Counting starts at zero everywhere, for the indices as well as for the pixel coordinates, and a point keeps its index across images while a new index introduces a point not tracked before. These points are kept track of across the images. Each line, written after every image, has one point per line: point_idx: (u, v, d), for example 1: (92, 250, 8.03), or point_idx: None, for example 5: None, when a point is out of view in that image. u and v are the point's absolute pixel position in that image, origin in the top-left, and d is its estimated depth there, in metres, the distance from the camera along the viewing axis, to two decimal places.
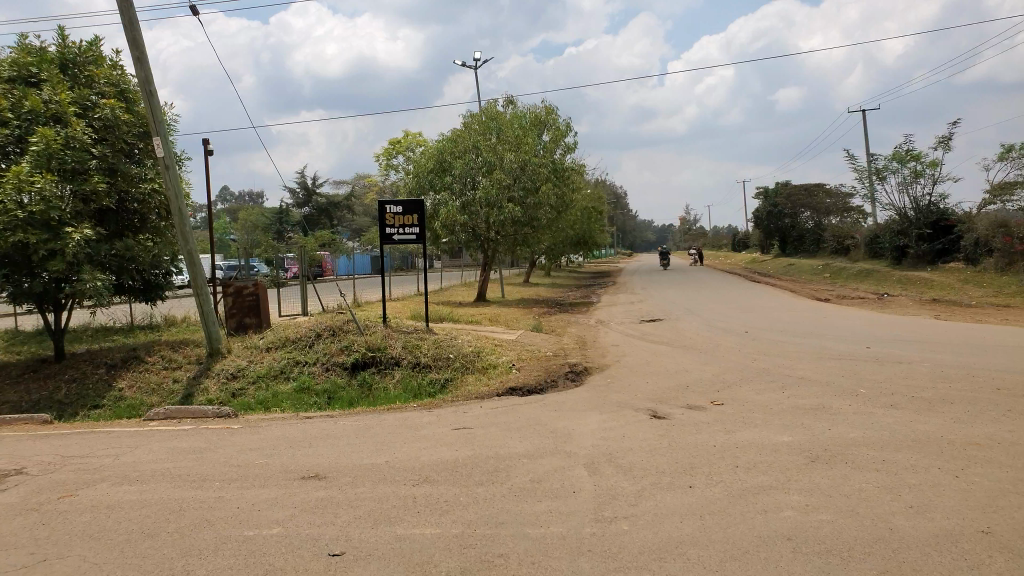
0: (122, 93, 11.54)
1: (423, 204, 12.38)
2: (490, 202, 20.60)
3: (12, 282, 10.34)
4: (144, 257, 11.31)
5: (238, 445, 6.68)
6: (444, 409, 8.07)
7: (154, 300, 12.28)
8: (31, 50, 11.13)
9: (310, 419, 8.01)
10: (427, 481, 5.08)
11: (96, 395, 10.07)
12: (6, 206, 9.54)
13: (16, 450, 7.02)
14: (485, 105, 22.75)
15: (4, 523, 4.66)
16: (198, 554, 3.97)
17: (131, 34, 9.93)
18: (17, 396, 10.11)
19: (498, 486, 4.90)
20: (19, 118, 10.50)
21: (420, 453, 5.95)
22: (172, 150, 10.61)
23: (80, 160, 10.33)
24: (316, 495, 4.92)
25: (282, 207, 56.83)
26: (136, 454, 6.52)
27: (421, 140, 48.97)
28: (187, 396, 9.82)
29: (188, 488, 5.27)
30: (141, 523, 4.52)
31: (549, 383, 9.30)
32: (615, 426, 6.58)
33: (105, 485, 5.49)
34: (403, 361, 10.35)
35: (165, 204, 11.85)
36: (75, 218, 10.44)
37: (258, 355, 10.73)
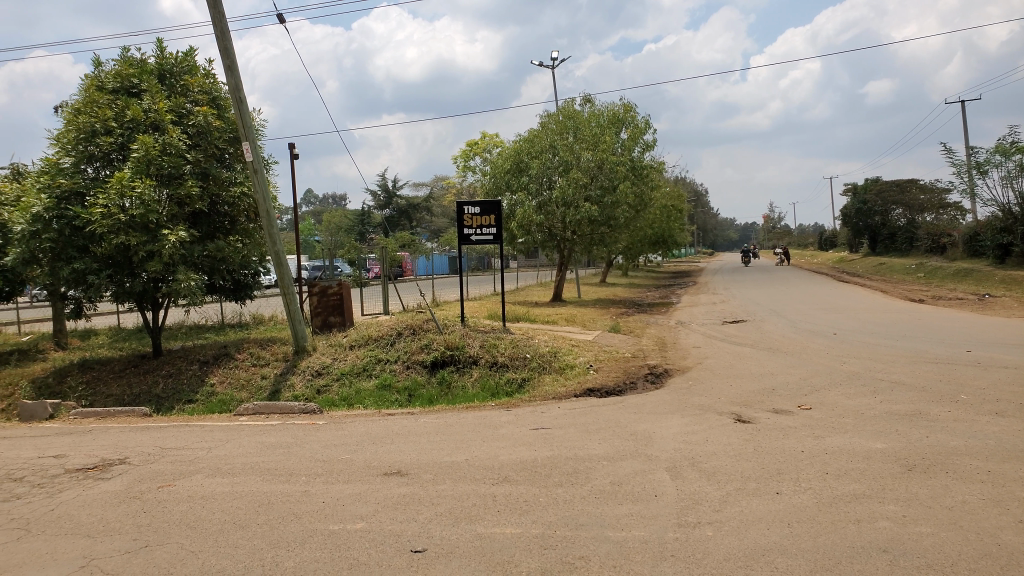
0: (214, 100, 12.04)
1: (500, 205, 12.42)
2: (567, 202, 20.52)
3: (115, 282, 10.95)
4: (235, 257, 11.75)
5: (324, 441, 6.86)
6: (522, 409, 8.10)
7: (243, 299, 12.78)
8: (132, 62, 11.72)
9: (392, 416, 8.17)
10: (507, 481, 5.09)
11: (190, 389, 10.54)
12: (111, 211, 10.13)
13: (121, 441, 7.43)
14: (562, 104, 22.67)
15: (109, 510, 4.93)
16: (286, 546, 4.08)
17: (223, 44, 10.35)
18: (120, 390, 10.71)
19: (577, 487, 4.87)
20: (122, 126, 11.09)
21: (500, 452, 5.97)
22: (261, 154, 10.99)
23: (176, 165, 10.83)
24: (398, 491, 5.01)
25: (364, 210, 58.22)
26: (228, 448, 6.79)
27: (499, 141, 49.29)
28: (275, 392, 10.18)
29: (277, 481, 5.44)
30: (233, 514, 4.69)
31: (628, 384, 9.20)
32: (697, 429, 6.45)
33: (200, 476, 5.73)
34: (481, 360, 10.42)
35: (254, 206, 12.25)
36: (172, 220, 10.94)
37: (342, 352, 11.01)
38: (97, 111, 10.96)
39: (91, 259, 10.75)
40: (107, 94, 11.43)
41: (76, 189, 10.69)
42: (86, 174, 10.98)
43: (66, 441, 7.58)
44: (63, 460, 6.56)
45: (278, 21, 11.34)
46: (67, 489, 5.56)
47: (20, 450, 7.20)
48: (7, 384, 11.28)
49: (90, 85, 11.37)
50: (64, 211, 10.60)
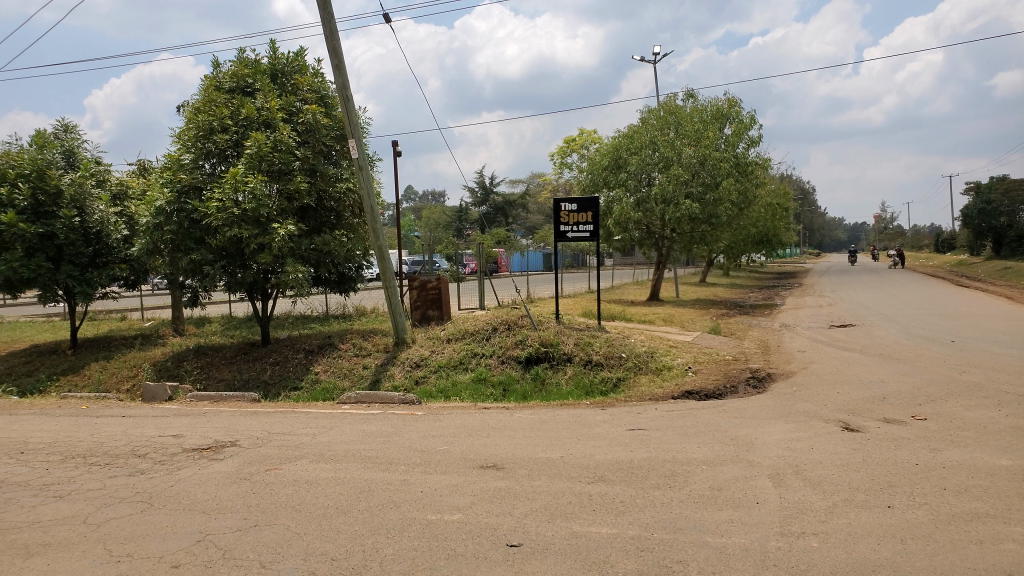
0: (322, 98, 12.46)
1: (598, 202, 12.31)
2: (667, 199, 20.12)
3: (228, 273, 11.53)
4: (340, 251, 12.12)
5: (421, 432, 7.01)
6: (618, 409, 8.03)
7: (347, 292, 13.19)
8: (248, 62, 12.28)
9: (488, 409, 8.27)
10: (603, 480, 5.06)
11: (296, 377, 10.99)
12: (226, 205, 10.67)
13: (233, 424, 7.84)
14: (664, 100, 22.23)
15: (222, 489, 5.20)
16: (386, 533, 4.19)
17: (332, 44, 10.71)
18: (231, 376, 11.30)
19: (675, 490, 4.78)
20: (237, 124, 11.66)
21: (596, 451, 5.93)
22: (366, 151, 11.30)
23: (286, 162, 11.28)
24: (494, 485, 5.05)
25: (462, 207, 59.06)
26: (331, 434, 7.04)
27: (597, 137, 48.88)
28: (375, 381, 10.48)
29: (378, 469, 5.60)
30: (336, 500, 4.85)
31: (728, 388, 8.95)
32: (803, 436, 6.22)
33: (305, 461, 5.96)
34: (576, 358, 10.40)
35: (358, 202, 12.61)
36: (281, 215, 11.40)
37: (440, 346, 11.19)
38: (215, 110, 11.57)
39: (207, 251, 11.36)
40: (224, 94, 12.04)
41: (194, 184, 11.32)
42: (204, 169, 11.60)
43: (184, 422, 8.06)
44: (181, 440, 6.97)
45: (384, 21, 11.64)
46: (185, 467, 5.90)
47: (143, 428, 7.71)
48: (133, 366, 12.12)
49: (209, 86, 12.01)
50: (184, 205, 11.25)
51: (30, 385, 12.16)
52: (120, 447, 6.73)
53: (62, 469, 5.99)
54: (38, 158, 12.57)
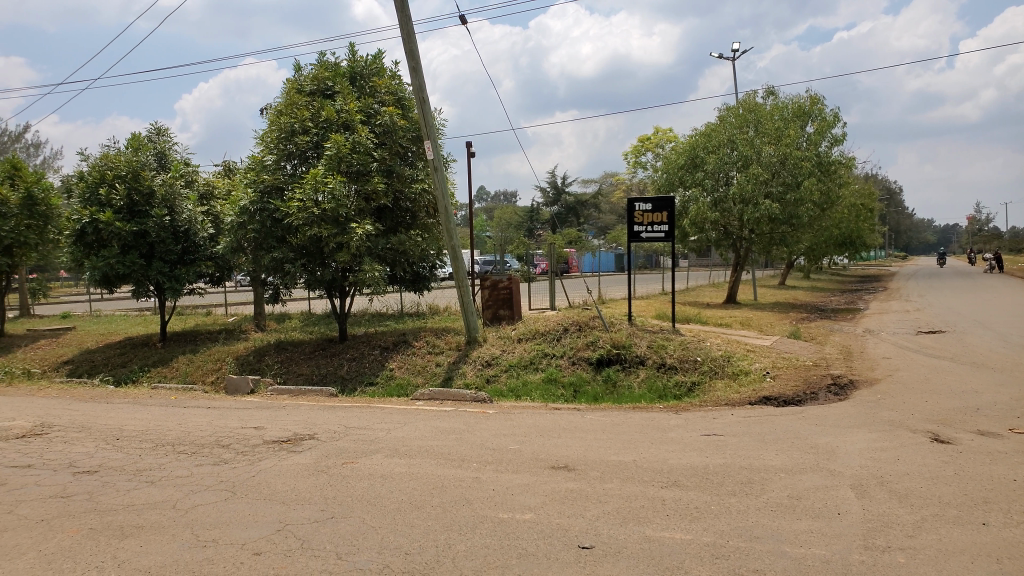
0: (399, 101, 12.66)
1: (673, 201, 12.12)
2: (745, 199, 19.70)
3: (308, 271, 11.87)
4: (415, 250, 12.29)
5: (493, 430, 7.05)
6: (692, 413, 7.89)
7: (421, 290, 13.36)
8: (328, 65, 12.61)
9: (559, 410, 8.26)
10: (677, 485, 4.98)
11: (371, 373, 11.21)
12: (307, 205, 11.00)
13: (311, 418, 8.06)
14: (743, 97, 21.71)
15: (300, 481, 5.35)
16: (458, 530, 4.23)
17: (409, 46, 10.89)
18: (310, 371, 11.62)
19: (752, 498, 4.67)
20: (318, 126, 12.00)
21: (669, 456, 5.84)
22: (442, 152, 11.43)
23: (364, 163, 11.55)
24: (565, 486, 5.04)
25: (533, 207, 59.14)
26: (405, 430, 7.15)
27: (673, 136, 48.12)
28: (447, 378, 10.61)
29: (450, 466, 5.66)
30: (409, 495, 4.92)
31: (808, 395, 8.68)
32: (887, 446, 5.98)
33: (380, 456, 6.08)
34: (648, 360, 10.28)
35: (433, 203, 12.77)
36: (359, 215, 11.64)
37: (511, 345, 11.23)
38: (297, 112, 11.94)
39: (288, 249, 11.71)
40: (306, 97, 12.42)
41: (276, 184, 11.69)
42: (285, 170, 11.97)
43: (265, 414, 8.34)
44: (262, 432, 7.21)
45: (460, 22, 11.77)
46: (266, 458, 6.10)
47: (226, 420, 8.01)
48: (217, 359, 12.61)
49: (291, 89, 12.40)
50: (266, 205, 11.64)
51: (123, 376, 12.82)
52: (205, 437, 7.00)
53: (153, 456, 6.28)
54: (133, 160, 13.26)
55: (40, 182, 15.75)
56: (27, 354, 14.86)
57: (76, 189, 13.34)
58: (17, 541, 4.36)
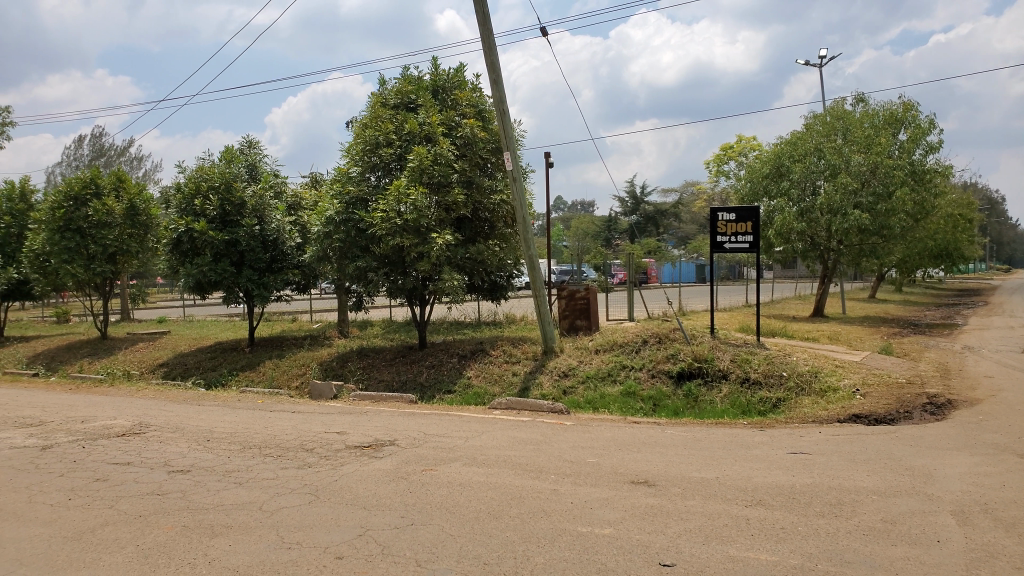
0: (480, 113, 12.77)
1: (758, 211, 11.81)
2: (833, 209, 19.06)
3: (390, 279, 12.15)
4: (493, 260, 12.36)
5: (571, 442, 7.01)
6: (777, 430, 7.63)
7: (499, 300, 13.43)
8: (412, 79, 12.86)
9: (638, 424, 8.14)
10: (761, 504, 4.83)
11: (450, 381, 11.33)
12: (389, 215, 11.24)
13: (391, 423, 8.20)
14: (832, 104, 21.02)
15: (381, 486, 5.44)
16: (536, 541, 4.22)
17: (490, 59, 11.00)
18: (391, 377, 11.86)
19: (842, 520, 4.48)
20: (401, 138, 12.25)
21: (754, 474, 5.67)
22: (521, 163, 11.49)
23: (446, 174, 11.68)
24: (645, 501, 4.95)
25: (612, 216, 58.77)
26: (483, 439, 7.19)
27: (756, 144, 46.91)
28: (524, 388, 10.60)
29: (528, 477, 5.64)
30: (487, 505, 4.93)
31: (901, 414, 8.28)
32: (991, 471, 5.64)
33: (458, 464, 6.12)
34: (731, 375, 10.03)
35: (511, 213, 12.82)
36: (440, 225, 11.79)
37: (589, 356, 11.15)
38: (381, 126, 12.26)
39: (372, 258, 12.01)
40: (390, 110, 12.72)
41: (361, 196, 12.02)
42: (370, 181, 12.29)
43: (347, 419, 8.53)
44: (344, 437, 7.38)
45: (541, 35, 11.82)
46: (348, 463, 6.24)
47: (311, 424, 8.23)
48: (302, 364, 12.99)
49: (375, 102, 12.74)
50: (352, 215, 11.98)
51: (214, 379, 13.39)
52: (291, 441, 7.21)
53: (241, 458, 6.50)
54: (226, 172, 13.90)
55: (142, 193, 16.67)
56: (127, 356, 15.70)
57: (174, 200, 14.07)
58: (117, 535, 4.58)
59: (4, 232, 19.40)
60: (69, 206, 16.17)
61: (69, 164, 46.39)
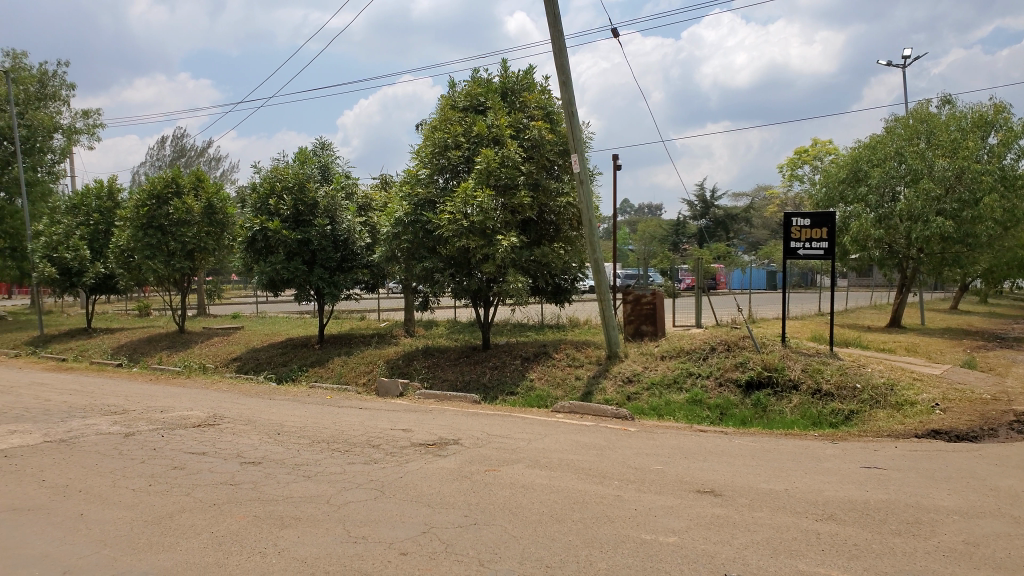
0: (548, 115, 12.75)
1: (835, 217, 11.46)
2: (914, 216, 18.35)
3: (456, 280, 12.27)
4: (558, 262, 12.31)
5: (636, 449, 6.93)
6: (849, 444, 7.38)
7: (562, 303, 13.40)
8: (481, 81, 12.96)
9: (704, 433, 7.99)
10: (832, 519, 4.68)
11: (512, 383, 11.36)
12: (456, 217, 11.37)
13: (455, 423, 8.27)
14: (916, 106, 20.23)
15: (446, 485, 5.49)
16: (599, 546, 4.18)
17: (559, 61, 10.99)
18: (455, 377, 11.97)
19: (920, 540, 4.30)
20: (469, 140, 12.35)
21: (824, 487, 5.51)
22: (588, 166, 11.43)
23: (512, 176, 11.70)
24: (711, 511, 4.86)
25: (680, 220, 57.91)
26: (547, 442, 7.18)
27: (832, 148, 45.44)
28: (587, 393, 10.54)
29: (592, 482, 5.61)
30: (550, 508, 4.92)
31: (985, 431, 7.90)
32: None
33: (522, 466, 6.13)
34: (802, 385, 9.76)
35: (577, 216, 12.76)
36: (505, 227, 11.83)
37: (654, 362, 11.02)
38: (450, 128, 12.40)
39: (438, 259, 12.18)
40: (459, 113, 12.86)
41: (428, 198, 12.21)
42: (438, 183, 12.45)
43: (412, 418, 8.63)
44: (410, 434, 7.48)
45: (612, 36, 11.73)
46: (413, 461, 6.32)
47: (377, 421, 8.38)
48: (369, 361, 13.22)
49: (445, 105, 12.91)
50: (419, 217, 12.16)
51: (285, 374, 13.79)
52: (358, 437, 7.36)
53: (311, 452, 6.67)
54: (300, 173, 14.31)
55: (220, 193, 17.28)
56: (203, 350, 16.29)
57: (250, 200, 14.55)
58: (194, 521, 4.75)
59: (93, 228, 20.40)
60: (151, 204, 16.88)
61: (152, 164, 48.42)
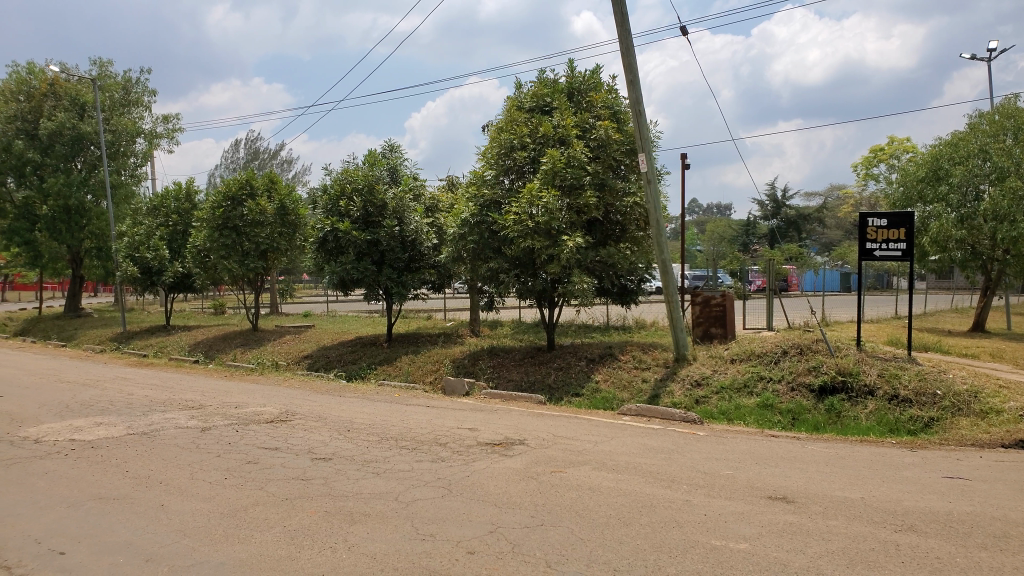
0: (615, 114, 12.64)
1: (913, 217, 11.03)
2: (1000, 215, 17.47)
3: (521, 281, 12.31)
4: (624, 263, 12.18)
5: (705, 453, 6.82)
6: (929, 452, 7.10)
7: (629, 304, 13.26)
8: (547, 82, 12.97)
9: (776, 438, 7.80)
10: (913, 530, 4.51)
11: (577, 384, 11.32)
12: (522, 218, 11.41)
13: (521, 423, 8.29)
14: (1002, 101, 19.32)
15: (512, 485, 5.51)
16: (668, 551, 4.13)
17: (626, 60, 10.91)
18: (520, 377, 12.00)
19: (1008, 555, 4.09)
20: (536, 141, 12.36)
21: (904, 497, 5.30)
22: (656, 165, 11.28)
23: (578, 176, 11.62)
24: (783, 518, 4.74)
25: (750, 220, 56.60)
26: (613, 444, 7.13)
27: (911, 145, 43.66)
28: (654, 396, 10.43)
29: (659, 486, 5.54)
30: (617, 511, 4.88)
31: None
32: None
33: (588, 468, 6.11)
34: (879, 391, 9.43)
35: (644, 216, 12.63)
36: (571, 228, 11.79)
37: (723, 365, 10.82)
38: (516, 129, 12.43)
39: (503, 260, 12.25)
40: (525, 113, 12.89)
41: (494, 199, 12.30)
42: (503, 184, 12.51)
43: (478, 417, 8.70)
44: (476, 433, 7.54)
45: (680, 33, 11.59)
46: (480, 460, 6.36)
47: (444, 419, 8.47)
48: (436, 360, 13.39)
49: (512, 106, 12.97)
50: (485, 218, 12.25)
51: (355, 372, 14.10)
52: (425, 434, 7.45)
53: (380, 449, 6.79)
54: (369, 175, 14.62)
55: (291, 195, 17.77)
56: (276, 347, 16.76)
57: (321, 202, 14.92)
58: (268, 515, 4.90)
59: (172, 229, 21.24)
60: (227, 205, 17.48)
61: (227, 167, 50.09)
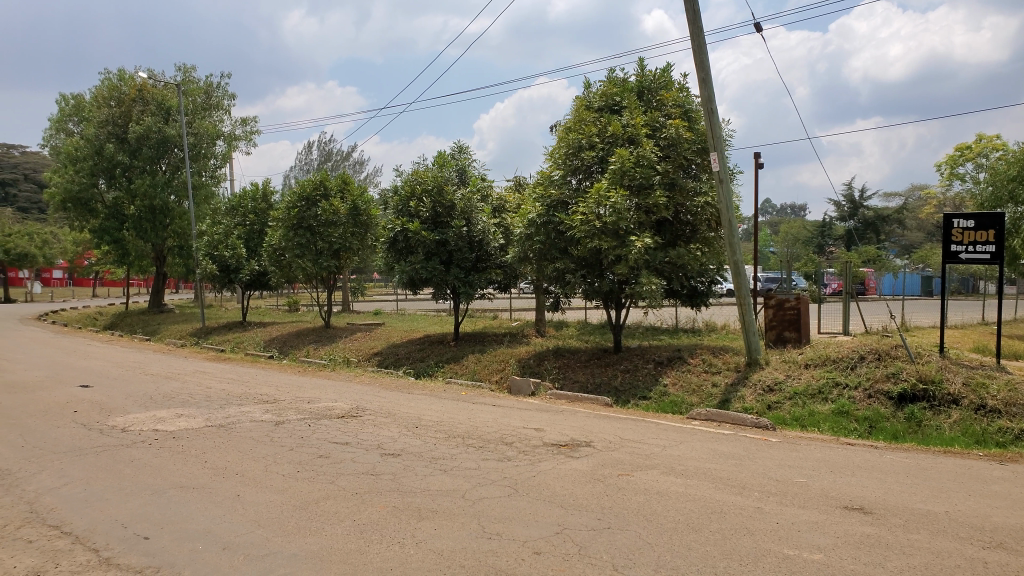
0: (685, 113, 12.46)
1: (1003, 217, 10.49)
2: None
3: (587, 281, 12.25)
4: (694, 265, 11.97)
5: (777, 460, 6.64)
6: (1020, 466, 6.73)
7: (699, 306, 13.04)
8: (617, 81, 12.88)
9: (852, 446, 7.54)
10: (1002, 548, 4.28)
11: (645, 387, 11.19)
12: (589, 218, 11.34)
13: (588, 424, 8.24)
14: None
15: (579, 486, 5.49)
16: (739, 559, 4.04)
17: (698, 58, 10.72)
18: (586, 378, 11.93)
19: None
20: (604, 140, 12.24)
21: (992, 512, 5.04)
22: (728, 165, 11.03)
23: (647, 176, 11.47)
24: (861, 530, 4.57)
25: (826, 222, 54.85)
26: (682, 449, 7.01)
27: (1000, 142, 41.48)
28: (724, 400, 10.22)
29: (730, 492, 5.42)
30: (687, 516, 4.80)
31: None
32: None
33: (656, 471, 6.02)
34: (964, 400, 9.01)
35: (715, 216, 12.34)
36: (639, 228, 11.65)
37: (797, 370, 10.51)
38: (585, 129, 12.37)
39: (570, 260, 12.26)
40: (594, 113, 12.82)
41: (561, 199, 12.25)
42: (571, 184, 12.47)
43: (544, 417, 8.70)
44: (542, 434, 7.53)
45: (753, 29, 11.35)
46: (546, 460, 6.34)
47: (511, 419, 8.49)
48: (502, 360, 13.44)
49: (580, 106, 12.93)
50: (552, 218, 12.24)
51: (423, 370, 14.29)
52: (492, 434, 7.48)
53: (446, 446, 6.86)
54: (438, 176, 14.80)
55: (363, 196, 18.13)
56: (347, 344, 17.13)
57: (392, 202, 15.19)
58: (339, 508, 5.00)
59: (249, 229, 21.96)
60: (302, 206, 17.98)
61: (301, 168, 51.44)
